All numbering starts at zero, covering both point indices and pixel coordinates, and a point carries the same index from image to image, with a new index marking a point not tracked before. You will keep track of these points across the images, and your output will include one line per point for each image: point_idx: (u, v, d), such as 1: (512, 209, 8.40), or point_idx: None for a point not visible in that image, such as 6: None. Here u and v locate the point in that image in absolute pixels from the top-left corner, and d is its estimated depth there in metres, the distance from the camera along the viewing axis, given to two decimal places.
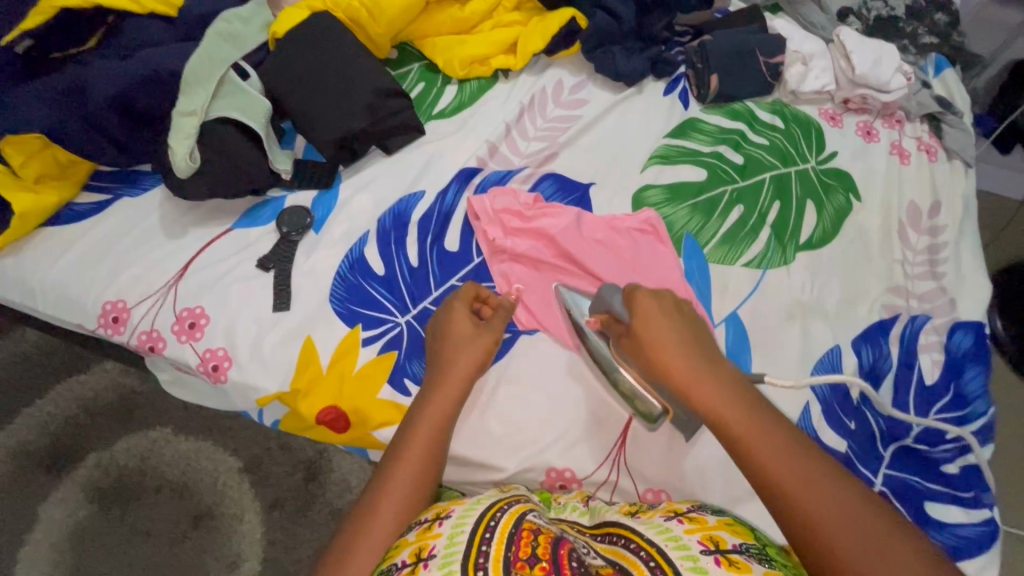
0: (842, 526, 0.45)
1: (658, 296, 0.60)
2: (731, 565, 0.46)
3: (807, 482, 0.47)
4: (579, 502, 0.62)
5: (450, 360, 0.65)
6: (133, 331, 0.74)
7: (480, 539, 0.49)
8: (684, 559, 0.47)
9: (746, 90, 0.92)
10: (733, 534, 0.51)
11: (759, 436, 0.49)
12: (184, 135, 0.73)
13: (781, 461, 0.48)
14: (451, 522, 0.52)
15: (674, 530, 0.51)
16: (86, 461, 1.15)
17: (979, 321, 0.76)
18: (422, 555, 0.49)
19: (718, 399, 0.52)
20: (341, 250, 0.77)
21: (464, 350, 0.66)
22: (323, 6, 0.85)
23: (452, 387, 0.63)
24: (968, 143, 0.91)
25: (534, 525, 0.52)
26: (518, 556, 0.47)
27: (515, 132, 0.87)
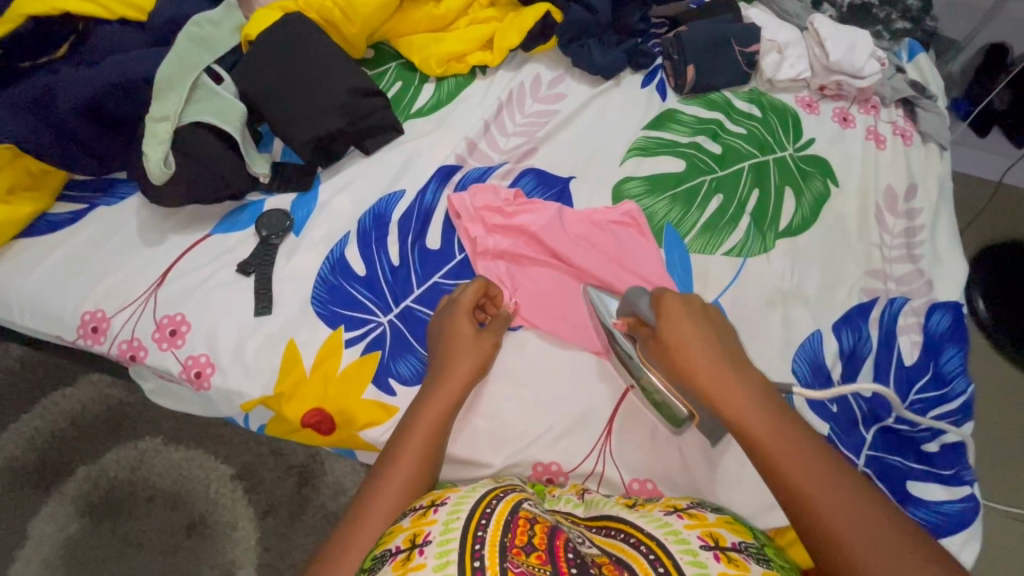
0: (864, 541, 0.44)
1: (686, 301, 0.60)
2: (731, 562, 0.46)
3: (829, 491, 0.46)
4: (573, 495, 0.62)
5: (450, 361, 0.64)
6: (113, 340, 0.73)
7: (476, 527, 0.49)
8: (683, 553, 0.47)
9: (722, 79, 0.93)
10: (734, 532, 0.51)
11: (778, 436, 0.49)
12: (158, 140, 0.73)
13: (803, 471, 0.47)
14: (446, 511, 0.52)
15: (674, 525, 0.51)
16: (75, 475, 1.14)
17: (956, 301, 0.77)
18: (417, 541, 0.49)
19: (743, 405, 0.51)
20: (322, 252, 0.77)
21: (464, 352, 0.65)
22: (296, 7, 0.84)
23: (452, 388, 0.63)
24: (942, 127, 0.92)
25: (530, 514, 0.53)
26: (515, 543, 0.47)
27: (493, 128, 0.87)
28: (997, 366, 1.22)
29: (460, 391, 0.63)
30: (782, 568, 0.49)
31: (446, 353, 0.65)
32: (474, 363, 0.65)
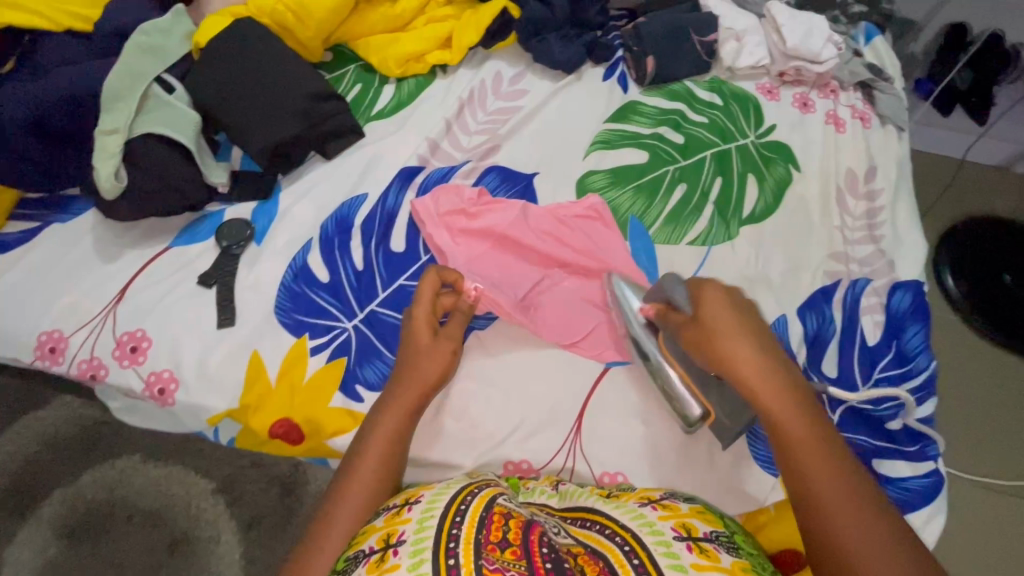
0: (875, 558, 0.44)
1: (731, 296, 0.59)
2: (702, 552, 0.47)
3: (848, 506, 0.47)
4: (547, 486, 0.61)
5: (412, 363, 0.63)
6: (72, 360, 0.71)
7: (450, 525, 0.48)
8: (658, 544, 0.47)
9: (683, 69, 0.93)
10: (705, 522, 0.51)
11: (812, 444, 0.50)
12: (109, 154, 0.71)
13: (828, 482, 0.48)
14: (420, 508, 0.51)
15: (648, 516, 0.51)
16: (51, 498, 1.12)
17: (917, 280, 0.78)
18: (391, 541, 0.48)
19: (779, 403, 0.52)
20: (284, 260, 0.76)
21: (425, 355, 0.64)
22: (248, 12, 0.83)
23: (409, 395, 0.61)
24: (899, 108, 0.94)
25: (505, 509, 0.51)
26: (490, 539, 0.47)
27: (455, 127, 0.87)
28: (967, 339, 1.24)
29: (418, 396, 0.62)
30: (751, 555, 0.50)
31: (404, 361, 0.64)
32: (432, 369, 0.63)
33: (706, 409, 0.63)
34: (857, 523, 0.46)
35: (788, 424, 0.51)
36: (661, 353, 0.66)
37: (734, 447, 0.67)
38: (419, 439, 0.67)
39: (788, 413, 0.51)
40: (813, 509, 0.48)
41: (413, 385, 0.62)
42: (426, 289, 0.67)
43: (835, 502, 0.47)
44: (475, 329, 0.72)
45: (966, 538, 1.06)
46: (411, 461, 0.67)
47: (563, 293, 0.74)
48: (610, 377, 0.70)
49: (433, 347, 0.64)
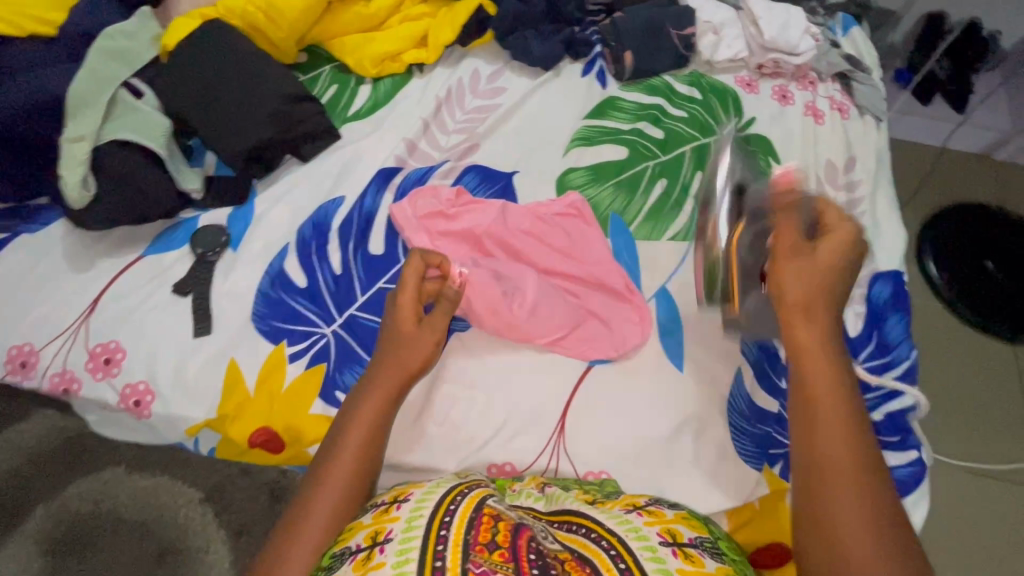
0: (855, 526, 0.48)
1: (852, 242, 0.59)
2: (686, 557, 0.47)
3: (849, 478, 0.50)
4: (534, 489, 0.60)
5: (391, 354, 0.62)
6: (44, 374, 0.70)
7: (439, 526, 0.46)
8: (643, 549, 0.47)
9: (662, 64, 0.92)
10: (690, 528, 0.51)
11: (836, 416, 0.53)
12: (76, 162, 0.70)
13: (839, 451, 0.51)
14: (409, 507, 0.50)
15: (633, 521, 0.51)
16: (34, 513, 1.10)
17: (896, 269, 0.78)
18: (378, 539, 0.47)
19: (824, 394, 0.54)
20: (261, 266, 0.75)
21: (406, 347, 0.63)
22: (216, 13, 0.81)
23: (389, 384, 0.60)
24: (877, 99, 0.94)
25: (495, 511, 0.49)
26: (478, 541, 0.45)
27: (433, 127, 0.86)
28: (952, 326, 1.25)
29: (397, 384, 0.61)
30: (733, 561, 0.50)
31: (386, 349, 0.62)
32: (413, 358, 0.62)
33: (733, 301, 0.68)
34: (862, 523, 0.48)
35: (826, 415, 0.53)
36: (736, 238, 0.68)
37: (717, 443, 0.67)
38: (401, 445, 0.66)
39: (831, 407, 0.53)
40: (819, 499, 0.51)
41: (393, 373, 0.61)
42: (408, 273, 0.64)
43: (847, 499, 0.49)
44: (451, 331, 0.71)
45: (954, 523, 1.07)
46: (393, 466, 0.66)
47: (545, 291, 0.73)
48: (593, 376, 0.70)
49: (417, 335, 0.63)
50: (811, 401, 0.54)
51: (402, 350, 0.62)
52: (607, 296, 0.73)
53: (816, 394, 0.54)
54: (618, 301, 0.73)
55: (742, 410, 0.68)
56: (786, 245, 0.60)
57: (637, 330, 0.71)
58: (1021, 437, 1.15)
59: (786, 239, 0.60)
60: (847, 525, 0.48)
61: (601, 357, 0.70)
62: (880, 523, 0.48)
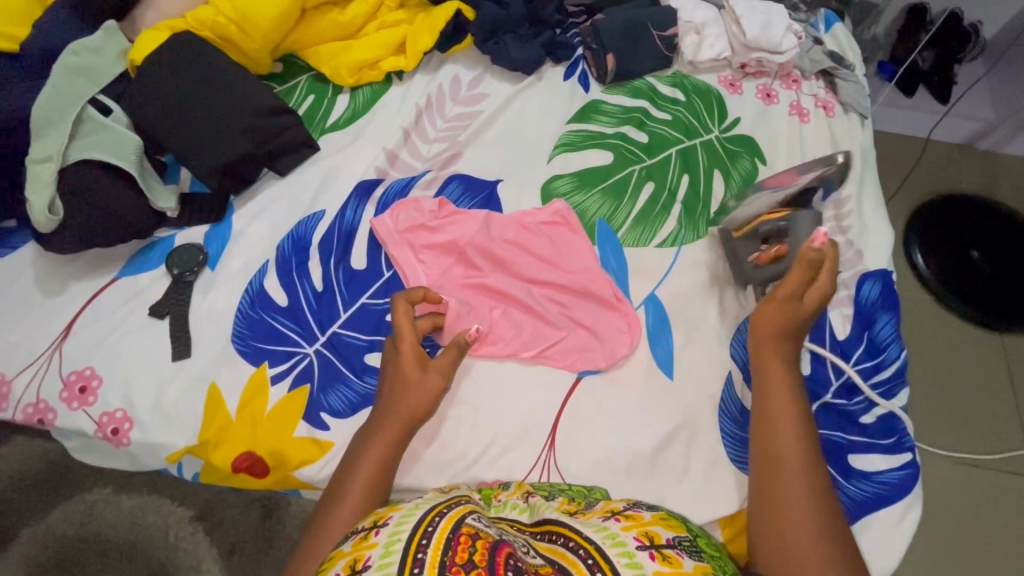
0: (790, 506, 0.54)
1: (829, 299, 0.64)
2: (664, 559, 0.45)
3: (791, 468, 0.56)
4: (519, 499, 0.58)
5: (391, 404, 0.60)
6: (18, 405, 0.68)
7: (417, 546, 0.45)
8: (620, 556, 0.45)
9: (644, 66, 0.91)
10: (668, 528, 0.50)
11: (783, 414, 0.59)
12: (42, 184, 0.67)
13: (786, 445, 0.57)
14: (387, 531, 0.47)
15: (611, 528, 0.49)
16: (19, 539, 1.07)
17: (885, 269, 0.78)
18: (356, 567, 0.45)
19: (782, 394, 0.60)
20: (240, 285, 0.73)
21: (407, 396, 0.60)
22: (186, 25, 0.79)
23: (393, 423, 0.59)
24: (861, 96, 0.93)
25: (473, 529, 0.47)
26: (454, 562, 0.43)
27: (414, 136, 0.84)
28: (941, 317, 1.25)
29: (402, 425, 0.59)
30: (714, 558, 0.49)
31: (387, 391, 0.61)
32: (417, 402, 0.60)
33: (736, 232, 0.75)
34: (806, 507, 0.53)
35: (777, 411, 0.59)
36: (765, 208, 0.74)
37: (709, 452, 0.66)
38: None
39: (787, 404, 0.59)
40: (765, 482, 0.57)
41: (398, 416, 0.59)
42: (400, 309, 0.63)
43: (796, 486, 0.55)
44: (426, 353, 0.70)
45: (948, 516, 1.08)
46: None
47: (531, 303, 0.72)
48: (583, 387, 0.69)
49: (421, 376, 0.61)
50: (766, 400, 0.61)
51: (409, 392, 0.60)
52: (594, 305, 0.72)
53: (774, 393, 0.60)
54: (605, 310, 0.72)
55: (733, 414, 0.68)
56: (783, 294, 0.63)
57: (625, 338, 0.70)
58: (1011, 427, 1.16)
59: (785, 287, 0.64)
60: (794, 508, 0.54)
61: (589, 368, 0.69)
62: (823, 510, 0.53)
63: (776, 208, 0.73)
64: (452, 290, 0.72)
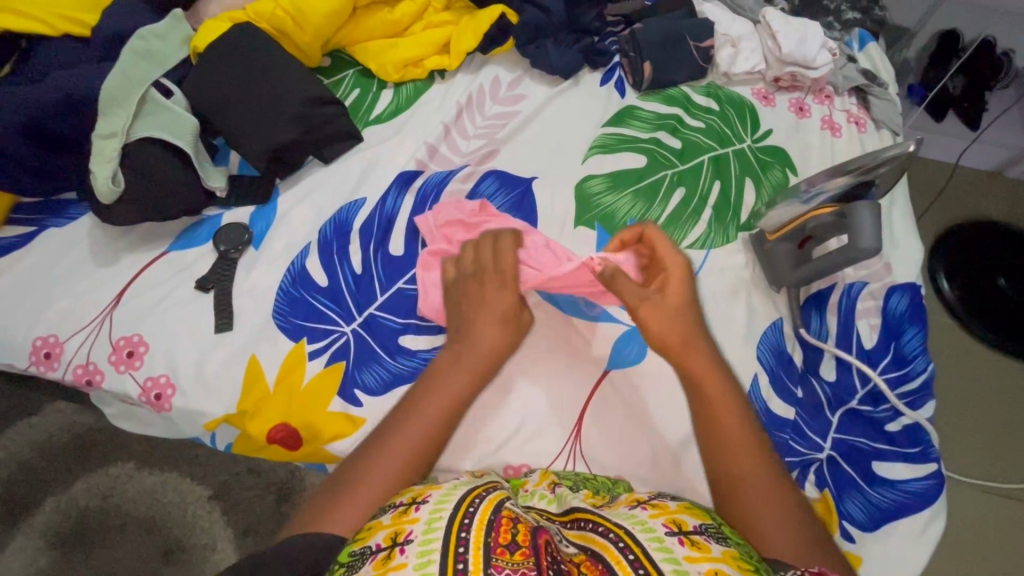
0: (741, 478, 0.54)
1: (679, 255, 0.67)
2: (693, 545, 0.47)
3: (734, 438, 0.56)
4: (546, 488, 0.59)
5: (475, 329, 0.65)
6: (67, 365, 0.71)
7: (459, 528, 0.46)
8: (651, 541, 0.46)
9: (681, 75, 0.93)
10: (694, 516, 0.51)
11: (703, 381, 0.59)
12: (105, 158, 0.71)
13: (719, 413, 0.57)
14: (428, 508, 0.49)
15: (639, 516, 0.51)
16: (43, 507, 1.10)
17: (914, 282, 0.78)
18: (399, 539, 0.46)
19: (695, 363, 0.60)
20: (282, 265, 0.76)
21: (491, 325, 0.65)
22: (246, 17, 0.83)
23: (475, 355, 0.63)
24: (893, 114, 0.95)
25: (513, 513, 0.49)
26: (498, 543, 0.45)
27: (454, 131, 0.87)
28: (964, 342, 1.24)
29: (481, 366, 0.62)
30: (741, 544, 0.49)
31: (467, 328, 0.65)
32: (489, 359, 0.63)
33: (774, 233, 0.76)
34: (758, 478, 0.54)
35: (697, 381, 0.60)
36: (810, 205, 0.73)
37: None
38: None
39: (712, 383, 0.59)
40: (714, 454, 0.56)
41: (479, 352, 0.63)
42: (503, 260, 0.68)
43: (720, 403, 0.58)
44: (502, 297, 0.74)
45: (969, 543, 1.06)
46: None
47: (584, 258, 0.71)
48: (609, 380, 0.70)
49: (492, 330, 0.64)
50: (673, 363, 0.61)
51: (484, 344, 0.64)
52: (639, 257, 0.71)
53: (686, 357, 0.61)
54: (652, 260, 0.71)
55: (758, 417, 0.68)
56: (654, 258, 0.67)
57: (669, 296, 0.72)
58: None
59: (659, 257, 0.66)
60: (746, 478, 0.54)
61: (623, 337, 0.72)
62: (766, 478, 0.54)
63: (828, 202, 0.72)
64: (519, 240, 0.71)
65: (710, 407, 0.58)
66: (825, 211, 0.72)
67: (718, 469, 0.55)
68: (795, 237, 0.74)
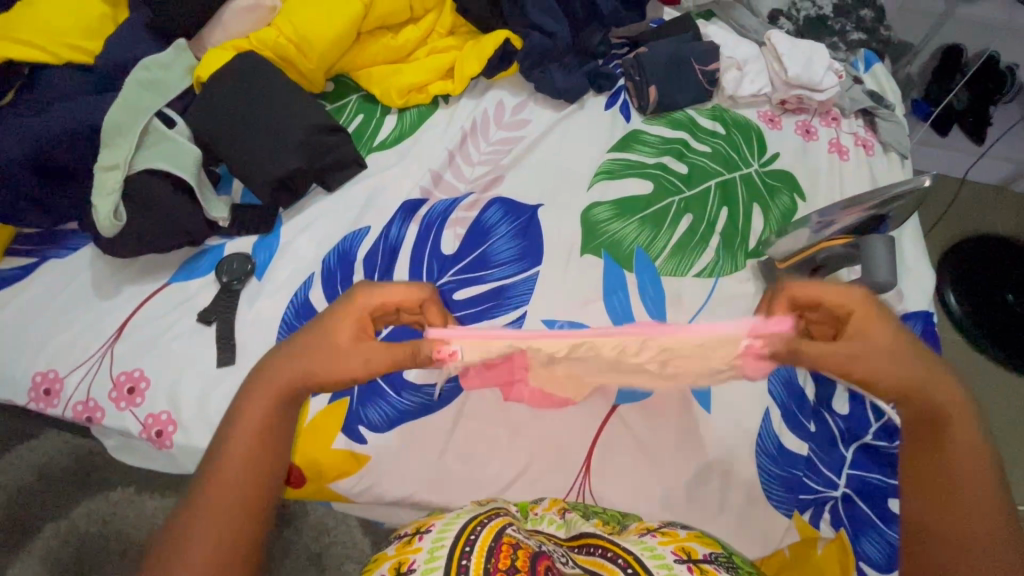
0: (985, 540, 0.46)
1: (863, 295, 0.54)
2: (702, 572, 0.45)
3: (975, 490, 0.48)
4: (555, 514, 0.58)
5: (307, 364, 0.51)
6: (67, 402, 0.70)
7: (460, 554, 0.45)
8: (658, 567, 0.45)
9: (686, 99, 0.93)
10: (704, 544, 0.50)
11: (950, 423, 0.50)
12: (107, 191, 0.71)
13: (967, 460, 0.49)
14: (431, 537, 0.48)
15: (648, 542, 0.49)
16: (43, 532, 1.08)
17: (926, 311, 0.76)
18: (401, 569, 0.45)
19: (941, 401, 0.50)
20: (285, 296, 0.75)
21: (320, 358, 0.51)
22: (249, 45, 0.82)
23: (282, 374, 0.50)
24: (901, 136, 0.94)
25: (514, 539, 0.48)
26: (498, 568, 0.44)
27: (458, 158, 0.86)
28: (971, 360, 1.24)
29: (285, 386, 0.51)
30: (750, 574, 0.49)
31: (300, 347, 0.51)
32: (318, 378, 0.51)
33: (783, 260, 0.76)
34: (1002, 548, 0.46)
35: (943, 418, 0.50)
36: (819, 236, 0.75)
37: (745, 488, 0.66)
38: (426, 484, 0.67)
39: (971, 444, 0.49)
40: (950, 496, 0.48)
41: (285, 370, 0.51)
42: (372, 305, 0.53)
43: (963, 447, 0.49)
44: (519, 300, 0.75)
45: None
46: (419, 502, 0.67)
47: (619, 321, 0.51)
48: (619, 416, 0.68)
49: (358, 353, 0.51)
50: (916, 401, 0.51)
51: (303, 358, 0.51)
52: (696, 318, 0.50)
53: (930, 388, 0.51)
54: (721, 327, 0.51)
55: (773, 452, 0.67)
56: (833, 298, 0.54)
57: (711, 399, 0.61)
58: None
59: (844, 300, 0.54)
60: (985, 537, 0.46)
61: None
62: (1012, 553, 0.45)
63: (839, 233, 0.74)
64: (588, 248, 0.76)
65: (946, 453, 0.49)
66: (838, 242, 0.72)
67: (954, 511, 0.48)
68: (805, 267, 0.73)
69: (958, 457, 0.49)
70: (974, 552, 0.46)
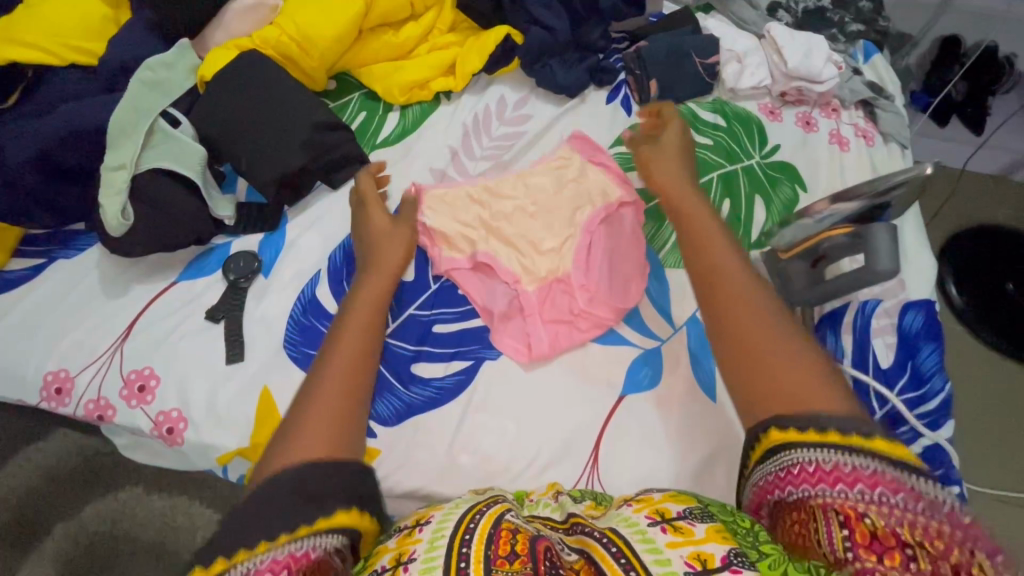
0: (731, 296, 0.59)
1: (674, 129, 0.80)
2: (676, 531, 0.46)
3: (726, 272, 0.62)
4: (551, 498, 0.60)
5: (377, 248, 0.72)
6: (79, 401, 0.71)
7: (461, 542, 0.46)
8: (634, 533, 0.47)
9: (686, 92, 0.93)
10: (678, 503, 0.51)
11: (705, 232, 0.66)
12: (115, 191, 0.71)
13: (720, 252, 0.64)
14: (431, 528, 0.49)
15: (626, 514, 0.51)
16: (53, 533, 1.08)
17: (928, 299, 0.77)
18: (402, 559, 0.46)
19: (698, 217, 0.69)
20: (291, 294, 0.75)
21: (387, 241, 0.72)
22: (252, 44, 0.82)
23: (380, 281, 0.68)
24: (900, 126, 0.95)
25: (513, 525, 0.49)
26: (498, 554, 0.45)
27: (461, 154, 0.87)
28: (974, 349, 1.24)
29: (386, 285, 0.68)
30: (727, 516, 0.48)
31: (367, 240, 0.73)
32: (381, 280, 0.68)
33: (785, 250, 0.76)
34: (745, 302, 0.58)
35: (699, 228, 0.67)
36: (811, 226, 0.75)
37: None
38: (435, 477, 0.67)
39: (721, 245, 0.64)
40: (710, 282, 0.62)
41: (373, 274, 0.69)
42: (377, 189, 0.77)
43: (717, 243, 0.65)
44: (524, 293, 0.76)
45: None
46: (428, 495, 0.67)
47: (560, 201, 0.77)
48: (625, 406, 0.69)
49: (389, 231, 0.73)
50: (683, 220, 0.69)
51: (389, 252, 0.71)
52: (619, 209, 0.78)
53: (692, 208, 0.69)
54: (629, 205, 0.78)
55: None
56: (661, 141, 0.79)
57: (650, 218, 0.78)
58: None
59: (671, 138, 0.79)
60: (734, 299, 0.59)
61: (637, 362, 0.71)
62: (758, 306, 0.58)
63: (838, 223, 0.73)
64: (592, 228, 0.78)
65: (700, 248, 0.65)
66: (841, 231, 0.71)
67: (713, 290, 0.61)
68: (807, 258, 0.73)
69: (717, 252, 0.64)
70: (727, 310, 0.59)
